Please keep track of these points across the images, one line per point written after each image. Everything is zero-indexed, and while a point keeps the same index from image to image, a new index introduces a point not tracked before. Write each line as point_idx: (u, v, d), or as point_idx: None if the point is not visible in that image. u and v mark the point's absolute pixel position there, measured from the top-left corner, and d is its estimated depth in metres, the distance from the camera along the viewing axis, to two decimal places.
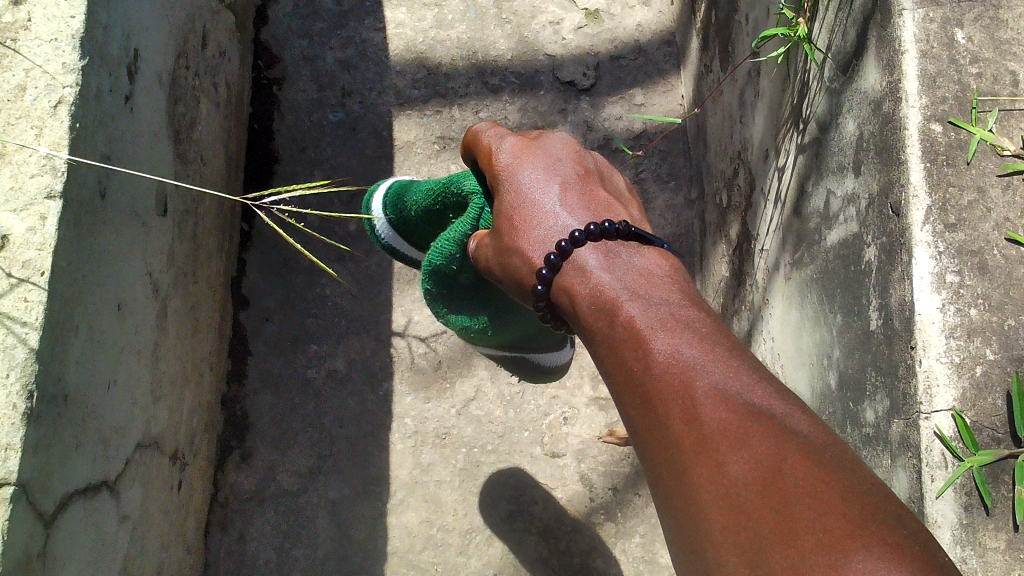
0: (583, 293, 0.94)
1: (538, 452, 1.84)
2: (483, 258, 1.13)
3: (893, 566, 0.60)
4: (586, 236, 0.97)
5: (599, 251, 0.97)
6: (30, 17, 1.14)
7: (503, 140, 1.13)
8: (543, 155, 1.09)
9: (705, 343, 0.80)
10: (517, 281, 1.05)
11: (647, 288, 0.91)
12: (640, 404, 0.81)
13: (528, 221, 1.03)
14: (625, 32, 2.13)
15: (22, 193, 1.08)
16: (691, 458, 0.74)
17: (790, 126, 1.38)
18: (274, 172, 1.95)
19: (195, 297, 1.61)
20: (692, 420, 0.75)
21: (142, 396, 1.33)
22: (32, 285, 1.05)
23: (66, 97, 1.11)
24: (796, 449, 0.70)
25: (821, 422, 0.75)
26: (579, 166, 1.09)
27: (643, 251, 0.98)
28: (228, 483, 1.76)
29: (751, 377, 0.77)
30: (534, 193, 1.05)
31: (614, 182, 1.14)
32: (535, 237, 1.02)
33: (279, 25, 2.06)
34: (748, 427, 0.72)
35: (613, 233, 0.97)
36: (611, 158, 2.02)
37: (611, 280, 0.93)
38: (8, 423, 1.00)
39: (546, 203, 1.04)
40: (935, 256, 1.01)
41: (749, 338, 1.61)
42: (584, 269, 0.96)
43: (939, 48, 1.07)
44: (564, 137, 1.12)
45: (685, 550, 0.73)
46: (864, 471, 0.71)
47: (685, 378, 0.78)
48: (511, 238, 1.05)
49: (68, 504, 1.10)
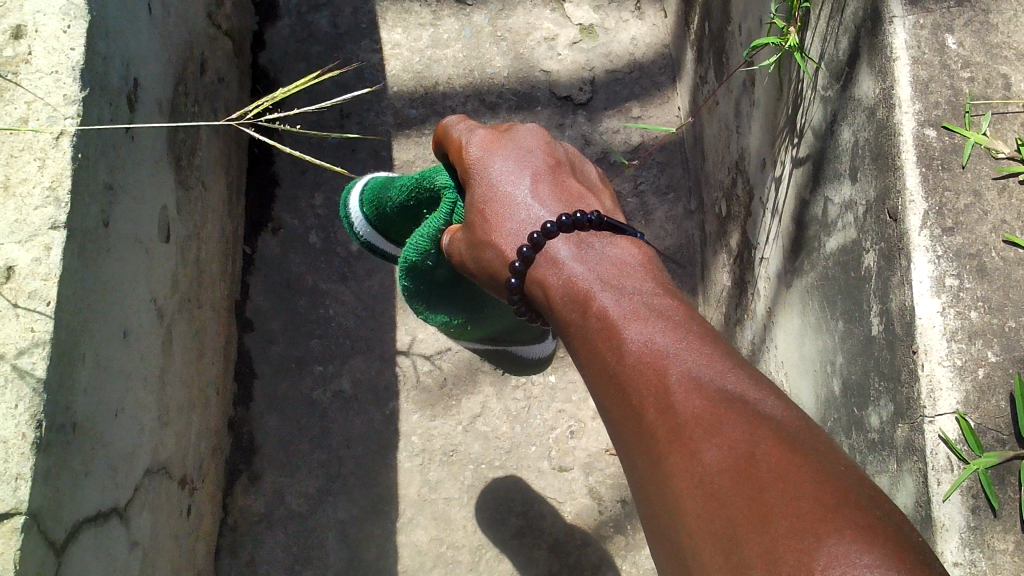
0: (557, 287, 0.98)
1: (546, 466, 1.84)
2: (456, 253, 1.16)
3: (865, 549, 0.63)
4: (558, 227, 1.01)
5: (572, 243, 1.01)
6: (30, 51, 1.16)
7: (473, 133, 1.15)
8: (513, 147, 1.11)
9: (678, 332, 0.84)
10: (492, 276, 1.09)
11: (621, 280, 0.95)
12: (616, 395, 0.85)
13: (500, 214, 1.06)
14: (620, 47, 2.14)
15: (26, 224, 1.09)
16: (666, 446, 0.77)
17: (786, 137, 1.39)
18: (275, 195, 1.98)
19: (200, 321, 1.61)
20: (666, 409, 0.79)
21: (149, 422, 1.34)
22: (39, 314, 1.06)
23: (68, 128, 1.13)
24: (769, 435, 0.73)
25: (794, 407, 0.78)
26: (550, 157, 1.11)
27: (616, 243, 1.02)
28: (237, 506, 1.77)
29: (724, 364, 0.81)
30: (506, 186, 1.08)
31: (586, 171, 1.17)
32: (508, 231, 1.05)
33: (277, 50, 2.08)
34: (722, 414, 0.76)
35: (585, 225, 1.01)
36: (609, 171, 2.04)
37: (584, 272, 0.97)
38: (18, 452, 1.01)
39: (517, 196, 1.07)
40: (934, 260, 1.02)
41: (753, 347, 1.62)
42: (557, 261, 1.00)
43: (930, 53, 1.07)
44: (535, 128, 1.15)
45: (661, 536, 0.77)
46: (836, 454, 0.74)
47: (660, 368, 0.81)
48: (484, 232, 1.08)
49: (79, 532, 1.11)
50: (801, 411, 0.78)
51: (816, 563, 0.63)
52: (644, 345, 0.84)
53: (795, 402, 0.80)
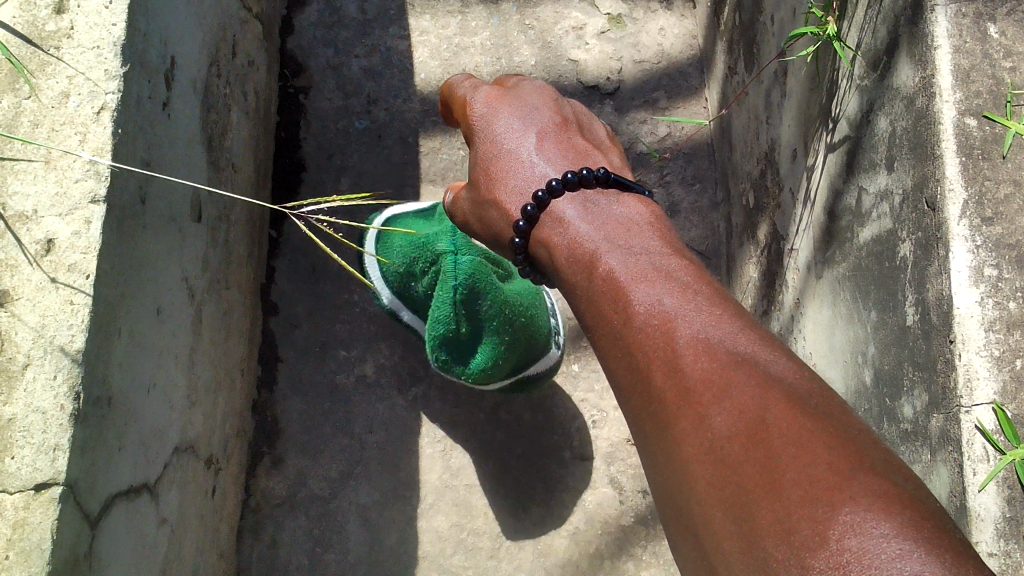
0: (562, 246, 0.99)
1: (567, 455, 1.84)
2: (457, 211, 1.17)
3: (880, 517, 0.63)
4: (564, 185, 1.01)
5: (578, 203, 1.01)
6: (72, 26, 1.16)
7: (476, 89, 1.14)
8: (518, 104, 1.11)
9: (686, 293, 0.85)
10: (496, 234, 1.10)
11: (627, 238, 0.96)
12: (624, 358, 0.85)
13: (506, 173, 1.07)
14: (649, 37, 2.13)
15: (67, 198, 1.09)
16: (676, 411, 0.77)
17: (820, 125, 1.38)
18: (301, 180, 1.97)
19: (227, 302, 1.62)
20: (675, 373, 0.79)
21: (178, 400, 1.34)
22: (78, 287, 1.06)
23: (109, 103, 1.13)
24: (779, 398, 0.73)
25: (806, 368, 0.78)
26: (556, 115, 1.11)
27: (623, 200, 1.02)
28: (260, 488, 1.78)
29: (733, 325, 0.81)
30: (509, 145, 1.08)
31: (593, 127, 1.16)
32: (513, 190, 1.06)
33: (304, 35, 2.08)
34: (730, 377, 0.76)
35: (592, 182, 1.01)
36: (635, 162, 2.03)
37: (589, 231, 0.98)
38: (56, 423, 1.02)
39: (522, 154, 1.07)
40: (972, 250, 1.01)
41: (781, 339, 1.61)
42: (563, 221, 1.01)
43: (972, 42, 1.06)
44: (539, 84, 1.14)
45: (672, 500, 0.78)
46: (851, 417, 0.73)
47: (668, 331, 0.82)
48: (487, 191, 1.08)
49: (112, 505, 1.11)
50: (813, 372, 0.78)
51: (831, 533, 0.63)
52: (650, 308, 0.85)
53: (807, 363, 0.80)
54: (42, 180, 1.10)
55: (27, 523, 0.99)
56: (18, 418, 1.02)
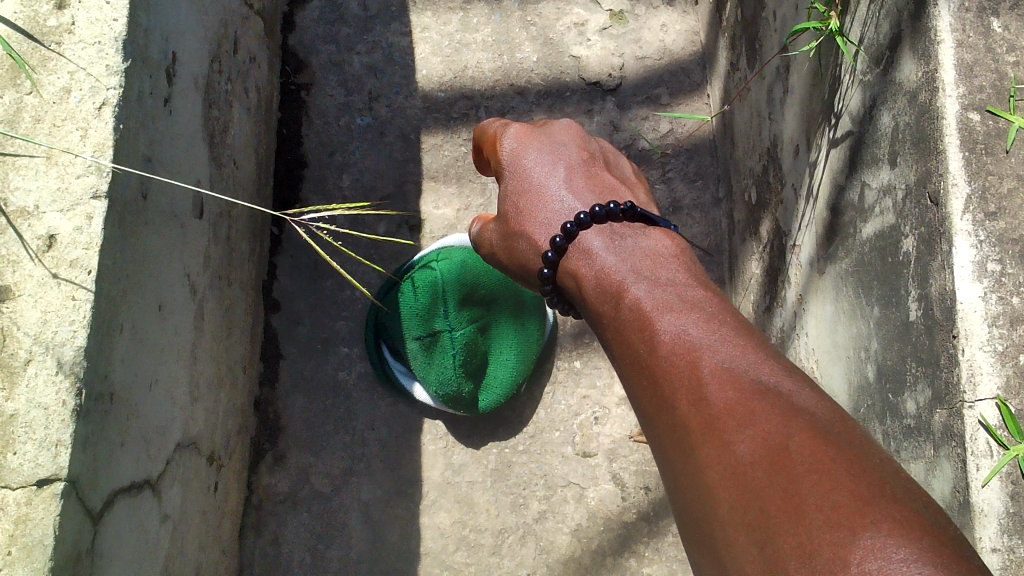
0: (590, 277, 1.04)
1: (569, 452, 1.84)
2: (486, 242, 1.22)
3: (901, 543, 0.62)
4: (592, 218, 1.06)
5: (604, 235, 1.06)
6: (73, 21, 1.15)
7: (507, 126, 1.18)
8: (547, 141, 1.15)
9: (710, 325, 0.86)
10: (524, 266, 1.15)
11: (653, 270, 1.00)
12: (650, 387, 0.87)
13: (535, 205, 1.11)
14: (651, 33, 2.13)
15: (69, 193, 1.09)
16: (699, 438, 0.78)
17: (823, 121, 1.37)
18: (303, 177, 1.97)
19: (229, 299, 1.62)
20: (699, 401, 0.80)
21: (180, 396, 1.34)
22: (80, 283, 1.06)
23: (110, 99, 1.13)
24: (802, 425, 0.73)
25: (830, 400, 0.79)
26: (584, 152, 1.15)
27: (649, 234, 1.06)
28: (262, 485, 1.78)
29: (757, 356, 0.82)
30: (539, 178, 1.12)
31: (619, 165, 1.21)
32: (541, 222, 1.10)
33: (306, 31, 2.08)
34: (754, 405, 0.76)
35: (618, 215, 1.06)
36: (637, 158, 2.03)
37: (615, 262, 1.02)
38: (58, 419, 1.02)
39: (551, 187, 1.11)
40: (975, 245, 1.01)
41: (783, 336, 1.60)
42: (589, 252, 1.05)
43: (975, 37, 1.06)
44: (568, 124, 1.18)
45: (696, 526, 0.78)
46: (874, 447, 0.73)
47: (693, 361, 0.83)
48: (517, 224, 1.13)
49: (114, 501, 1.11)
50: (837, 404, 0.78)
51: (852, 556, 0.63)
52: (675, 338, 0.87)
53: (831, 396, 0.80)
54: (44, 175, 1.10)
55: (29, 519, 0.99)
56: (20, 414, 1.02)
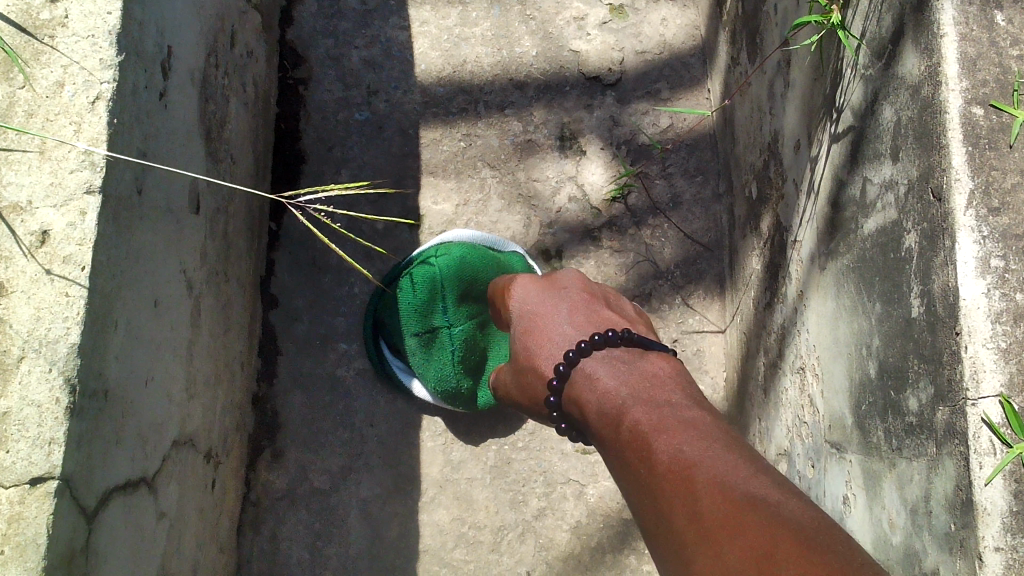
0: (594, 399, 1.11)
1: (569, 449, 1.83)
2: (505, 381, 1.40)
3: None
4: (591, 345, 1.17)
5: (604, 360, 1.16)
6: (66, 14, 1.14)
7: (518, 276, 1.39)
8: (554, 286, 1.33)
9: (707, 445, 0.90)
10: (536, 398, 1.25)
11: (651, 392, 1.08)
12: (649, 504, 0.90)
13: (541, 340, 1.25)
14: (651, 28, 2.12)
15: (62, 188, 1.08)
16: (693, 548, 0.80)
17: (824, 115, 1.36)
18: (301, 172, 1.96)
19: (226, 296, 1.61)
20: (694, 511, 0.82)
21: (177, 393, 1.33)
22: (73, 280, 1.05)
23: (104, 93, 1.12)
24: (788, 535, 0.75)
25: (821, 519, 0.80)
26: (585, 293, 1.31)
27: (645, 358, 1.17)
28: (260, 483, 1.77)
29: (750, 474, 0.86)
30: (548, 309, 1.28)
31: (623, 307, 1.34)
32: (549, 353, 1.22)
33: (303, 25, 2.06)
34: (744, 514, 0.78)
35: (614, 341, 1.17)
36: (637, 153, 2.02)
37: (614, 382, 1.11)
38: (52, 417, 1.01)
39: (555, 319, 1.26)
40: (979, 241, 1.00)
41: (783, 332, 1.60)
42: (591, 376, 1.14)
43: (979, 30, 1.04)
44: (572, 272, 1.37)
45: None
46: (859, 557, 0.74)
47: (688, 474, 0.86)
48: (528, 358, 1.26)
49: (109, 499, 1.10)
50: (828, 522, 0.80)
51: None
52: (671, 456, 0.90)
53: (823, 517, 0.82)
54: (37, 171, 1.09)
55: (23, 518, 0.98)
56: (12, 412, 1.01)
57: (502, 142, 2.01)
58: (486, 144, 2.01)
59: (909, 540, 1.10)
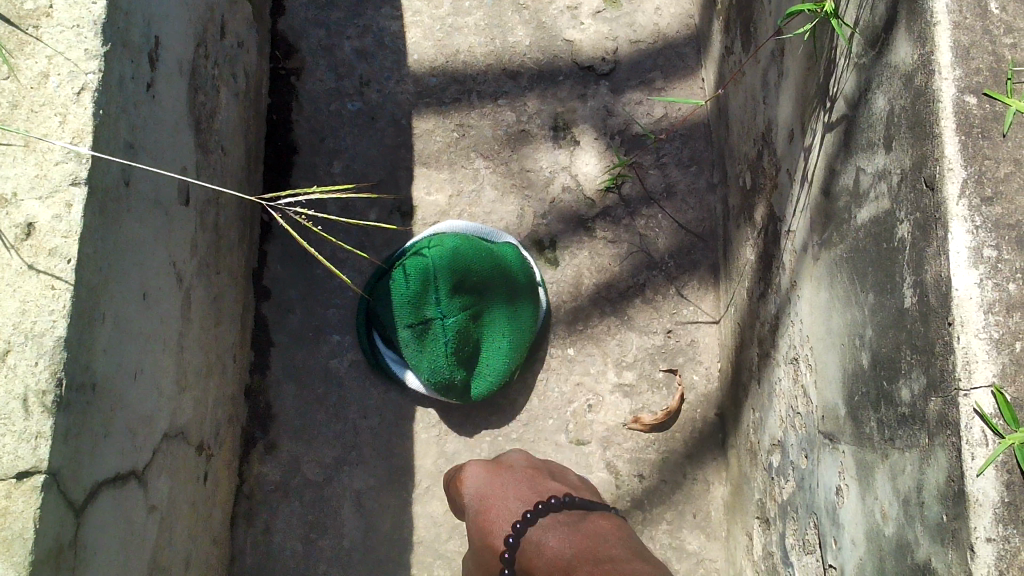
0: (545, 564, 1.33)
1: (563, 440, 1.83)
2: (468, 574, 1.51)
3: None
4: (537, 513, 1.41)
5: (550, 524, 1.40)
6: (51, 4, 1.13)
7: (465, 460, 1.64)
8: (501, 468, 1.56)
9: None
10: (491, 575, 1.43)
11: (593, 548, 1.34)
12: None
13: (493, 521, 1.44)
14: (645, 17, 2.10)
15: (48, 180, 1.07)
16: None
17: (818, 105, 1.35)
18: (293, 163, 1.95)
19: (217, 288, 1.60)
20: None
21: (167, 386, 1.33)
22: (60, 272, 1.04)
23: (89, 84, 1.11)
24: None
25: None
26: (529, 470, 1.56)
27: (587, 522, 1.42)
28: (253, 475, 1.77)
29: None
30: (496, 490, 1.50)
31: (565, 474, 1.62)
32: (501, 531, 1.42)
33: (296, 16, 2.05)
34: None
35: (557, 509, 1.43)
36: (631, 143, 2.01)
37: (560, 540, 1.36)
38: (38, 411, 1.00)
39: (505, 498, 1.47)
40: (971, 230, 0.99)
41: (776, 323, 1.59)
42: (539, 542, 1.37)
43: (972, 18, 1.04)
44: (517, 453, 1.64)
45: None
46: None
47: None
48: (481, 539, 1.45)
49: (98, 493, 1.10)
50: None
51: None
52: None
53: None
54: (22, 162, 1.08)
55: (9, 512, 0.98)
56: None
57: (495, 132, 2.00)
58: (479, 135, 2.00)
59: (902, 531, 1.10)
